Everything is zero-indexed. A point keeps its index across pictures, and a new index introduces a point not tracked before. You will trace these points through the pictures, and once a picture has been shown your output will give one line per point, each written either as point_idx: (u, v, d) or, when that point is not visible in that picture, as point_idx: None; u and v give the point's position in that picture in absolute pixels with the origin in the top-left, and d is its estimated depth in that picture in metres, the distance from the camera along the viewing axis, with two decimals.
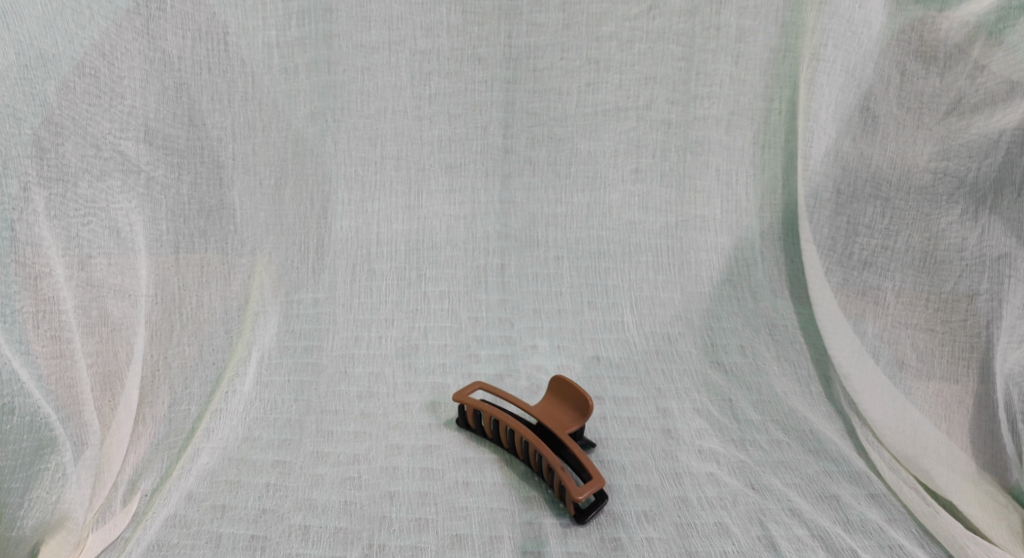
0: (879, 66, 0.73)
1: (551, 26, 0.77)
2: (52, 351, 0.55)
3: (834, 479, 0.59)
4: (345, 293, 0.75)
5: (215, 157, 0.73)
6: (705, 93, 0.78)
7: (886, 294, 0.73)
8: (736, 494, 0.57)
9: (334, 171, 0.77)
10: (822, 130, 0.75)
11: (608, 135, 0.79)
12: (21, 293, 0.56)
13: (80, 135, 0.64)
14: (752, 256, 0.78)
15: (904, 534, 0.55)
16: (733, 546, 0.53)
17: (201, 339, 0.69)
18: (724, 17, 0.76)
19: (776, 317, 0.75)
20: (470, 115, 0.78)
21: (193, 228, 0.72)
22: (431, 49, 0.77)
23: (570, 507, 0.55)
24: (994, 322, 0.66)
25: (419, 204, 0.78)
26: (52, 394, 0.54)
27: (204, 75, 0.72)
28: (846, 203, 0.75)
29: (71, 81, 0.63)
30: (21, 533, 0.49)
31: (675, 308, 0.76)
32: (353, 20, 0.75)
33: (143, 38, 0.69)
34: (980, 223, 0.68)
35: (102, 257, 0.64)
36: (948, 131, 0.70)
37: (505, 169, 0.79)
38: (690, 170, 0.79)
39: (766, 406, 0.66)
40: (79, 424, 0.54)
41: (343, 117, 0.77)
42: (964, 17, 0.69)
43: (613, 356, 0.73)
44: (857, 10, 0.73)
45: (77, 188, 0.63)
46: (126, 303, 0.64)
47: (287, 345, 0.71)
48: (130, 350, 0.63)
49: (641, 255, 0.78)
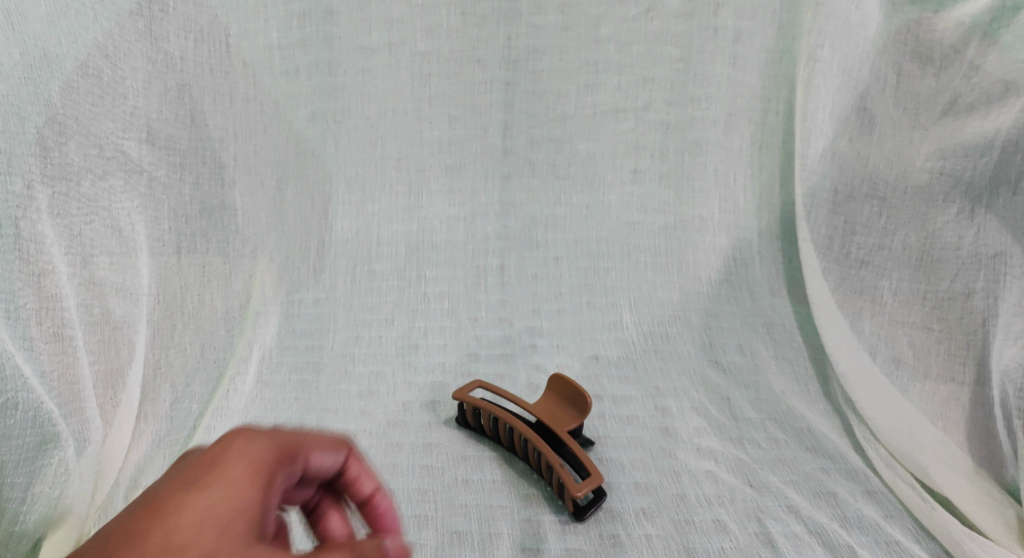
0: (875, 67, 0.74)
1: (550, 29, 0.77)
2: (55, 348, 0.60)
3: (831, 476, 0.60)
4: (345, 293, 0.75)
5: (217, 158, 0.74)
6: (703, 94, 0.78)
7: (883, 293, 0.73)
8: (734, 491, 0.58)
9: (335, 172, 0.78)
10: (819, 130, 0.76)
11: (607, 135, 0.79)
12: (24, 291, 0.61)
13: (83, 135, 0.67)
14: (750, 256, 0.78)
15: (901, 530, 0.55)
16: (731, 542, 0.54)
17: (202, 339, 0.68)
18: (721, 18, 0.76)
19: (774, 316, 0.75)
20: (470, 117, 0.79)
21: (195, 228, 0.72)
22: (430, 51, 0.77)
23: (568, 504, 0.55)
24: (990, 320, 0.67)
25: (419, 204, 0.79)
26: (55, 390, 0.59)
27: (206, 76, 0.72)
28: (843, 202, 0.75)
29: (75, 81, 0.66)
30: (24, 527, 0.52)
31: (673, 307, 0.77)
32: (354, 22, 0.76)
33: (147, 39, 0.70)
34: (976, 222, 0.69)
35: (103, 257, 0.66)
36: (944, 131, 0.71)
37: (505, 170, 0.80)
38: (689, 171, 0.79)
39: (764, 405, 0.67)
40: (81, 421, 0.58)
41: (343, 118, 0.77)
42: (959, 18, 0.70)
43: (612, 355, 0.73)
44: (853, 11, 0.74)
45: (79, 187, 0.66)
46: (127, 302, 0.66)
47: (288, 344, 0.70)
48: (133, 349, 0.64)
49: (639, 255, 0.79)
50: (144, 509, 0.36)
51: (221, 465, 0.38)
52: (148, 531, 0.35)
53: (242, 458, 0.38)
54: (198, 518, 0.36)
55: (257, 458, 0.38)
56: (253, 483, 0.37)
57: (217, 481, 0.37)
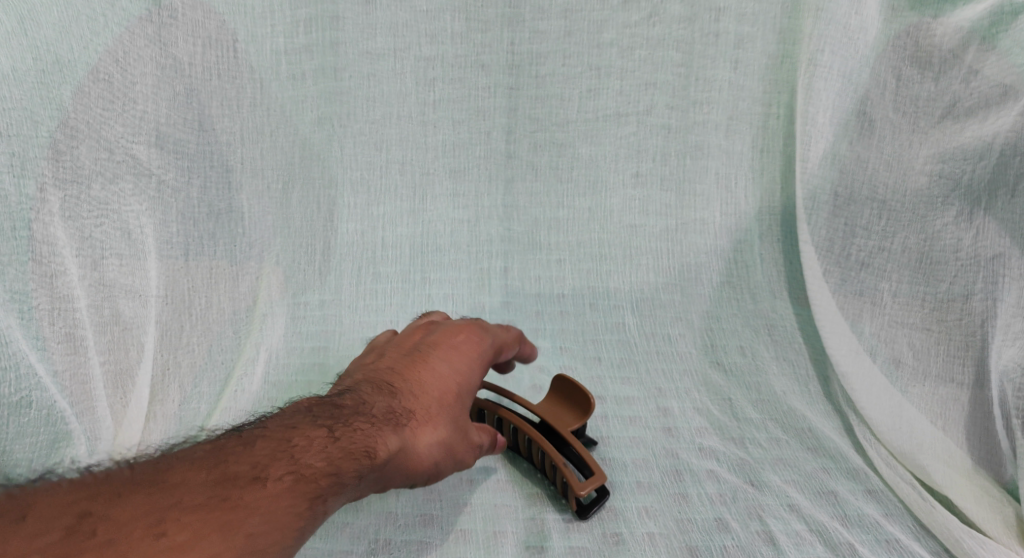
0: (875, 71, 0.75)
1: (553, 34, 0.78)
2: (67, 348, 0.61)
3: (832, 475, 0.60)
4: (351, 295, 0.76)
5: (225, 162, 0.74)
6: (704, 98, 0.79)
7: (883, 294, 0.73)
8: (735, 490, 0.58)
9: (339, 175, 0.79)
10: (820, 134, 0.76)
11: (609, 140, 0.81)
12: (37, 292, 0.61)
13: (94, 139, 0.67)
14: (751, 258, 0.79)
15: (901, 528, 0.56)
16: (733, 541, 0.55)
17: (210, 339, 0.69)
18: (722, 24, 0.77)
19: (775, 317, 0.76)
20: (474, 121, 0.80)
21: (203, 230, 0.73)
22: (435, 56, 0.79)
23: (572, 503, 0.56)
24: (989, 322, 0.67)
25: (423, 207, 0.80)
26: (66, 390, 0.59)
27: (214, 81, 0.73)
28: (844, 205, 0.76)
29: (87, 86, 0.67)
30: None
31: (674, 309, 0.77)
32: (359, 27, 0.77)
33: (155, 45, 0.71)
34: (975, 224, 0.70)
35: (113, 259, 0.66)
36: (943, 135, 0.72)
37: (508, 174, 0.81)
38: (690, 174, 0.80)
39: (766, 405, 0.67)
40: (92, 420, 0.59)
41: (349, 122, 0.79)
42: (958, 23, 0.71)
43: (614, 356, 0.73)
44: (853, 16, 0.75)
45: (90, 190, 0.66)
46: (136, 303, 0.66)
47: (294, 346, 0.71)
48: (141, 350, 0.64)
49: (641, 258, 0.80)
50: (422, 365, 0.53)
51: (465, 348, 0.55)
52: (430, 380, 0.52)
53: (476, 344, 0.56)
54: (456, 380, 0.52)
55: (485, 347, 0.56)
56: (481, 366, 0.55)
57: (465, 358, 0.54)
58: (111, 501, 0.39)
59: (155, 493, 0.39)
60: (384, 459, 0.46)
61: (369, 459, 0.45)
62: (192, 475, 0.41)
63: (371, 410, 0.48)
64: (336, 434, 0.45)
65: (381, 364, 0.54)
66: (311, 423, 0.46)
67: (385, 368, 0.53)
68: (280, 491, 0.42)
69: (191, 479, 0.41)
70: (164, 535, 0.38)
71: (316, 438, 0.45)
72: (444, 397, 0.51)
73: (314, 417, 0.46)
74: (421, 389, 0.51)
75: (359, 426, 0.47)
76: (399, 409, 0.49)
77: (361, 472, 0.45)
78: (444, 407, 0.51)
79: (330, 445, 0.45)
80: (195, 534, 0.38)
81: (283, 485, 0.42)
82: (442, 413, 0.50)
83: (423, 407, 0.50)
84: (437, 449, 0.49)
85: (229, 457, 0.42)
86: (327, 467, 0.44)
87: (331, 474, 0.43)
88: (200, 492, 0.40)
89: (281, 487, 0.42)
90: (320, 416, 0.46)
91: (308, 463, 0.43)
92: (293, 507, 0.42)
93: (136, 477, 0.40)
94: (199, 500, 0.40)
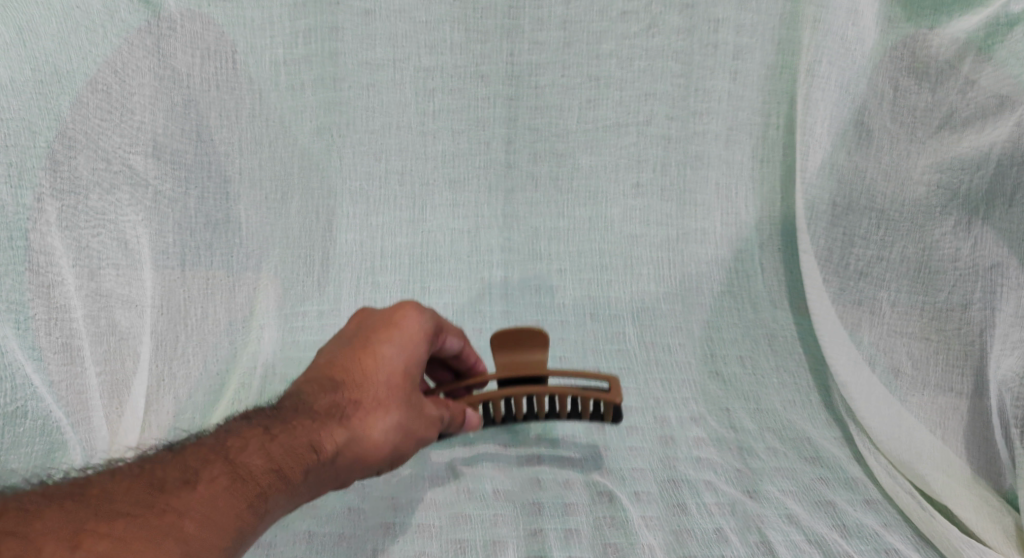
0: (872, 82, 0.75)
1: (551, 45, 0.79)
2: (64, 359, 0.61)
3: (829, 486, 0.61)
4: (349, 307, 0.75)
5: (223, 172, 0.74)
6: (704, 109, 0.80)
7: (882, 303, 0.73)
8: (734, 502, 0.58)
9: (339, 185, 0.79)
10: (818, 143, 0.76)
11: (608, 150, 0.81)
12: (33, 300, 0.62)
13: (91, 149, 0.67)
14: (751, 266, 0.79)
15: (900, 538, 0.56)
16: (731, 552, 0.54)
17: (205, 351, 0.68)
18: (721, 34, 0.79)
19: (775, 327, 0.75)
20: (473, 131, 0.80)
21: (200, 240, 0.73)
22: (434, 67, 0.79)
23: (606, 414, 0.58)
24: (987, 331, 0.65)
25: (423, 218, 0.80)
26: (62, 400, 0.59)
27: (213, 92, 0.74)
28: (842, 214, 0.76)
29: (85, 96, 0.68)
30: None
31: (675, 318, 0.77)
32: (358, 38, 0.77)
33: (154, 56, 0.72)
34: (973, 233, 0.69)
35: (110, 269, 0.66)
36: (941, 144, 0.72)
37: (508, 185, 0.81)
38: (690, 185, 0.81)
39: (763, 416, 0.67)
40: (88, 429, 0.59)
41: (347, 132, 0.79)
42: (955, 34, 0.72)
43: (613, 366, 0.73)
44: (851, 27, 0.76)
45: (89, 201, 0.66)
46: (132, 313, 0.66)
47: (291, 357, 0.71)
48: (137, 361, 0.64)
49: (641, 267, 0.80)
50: (362, 351, 0.52)
51: (406, 328, 0.54)
52: (374, 367, 0.51)
53: (416, 323, 0.54)
54: (401, 362, 0.52)
55: (424, 324, 0.55)
56: (424, 344, 0.54)
57: (408, 339, 0.53)
58: (31, 517, 0.38)
59: (73, 506, 0.39)
60: (330, 453, 0.47)
61: (315, 454, 0.46)
62: (118, 482, 0.41)
63: (314, 408, 0.48)
64: (274, 433, 0.46)
65: (321, 357, 0.53)
66: (246, 426, 0.46)
67: (326, 360, 0.52)
68: (214, 492, 0.42)
69: (112, 488, 0.40)
70: (79, 547, 0.37)
71: (252, 440, 0.45)
72: (391, 382, 0.51)
73: (251, 419, 0.47)
74: (365, 378, 0.50)
75: (299, 423, 0.47)
76: (344, 402, 0.49)
77: (307, 468, 0.46)
78: (392, 393, 0.50)
79: (269, 444, 0.45)
80: (115, 543, 0.38)
81: (218, 486, 0.42)
82: (389, 398, 0.50)
83: (371, 395, 0.50)
84: (394, 430, 0.50)
85: (157, 465, 0.42)
86: (268, 465, 0.44)
87: (271, 471, 0.44)
88: (124, 501, 0.40)
89: (215, 488, 0.42)
90: (257, 418, 0.47)
91: (246, 463, 0.44)
92: (232, 508, 0.42)
93: (50, 492, 0.40)
94: (125, 509, 0.40)
